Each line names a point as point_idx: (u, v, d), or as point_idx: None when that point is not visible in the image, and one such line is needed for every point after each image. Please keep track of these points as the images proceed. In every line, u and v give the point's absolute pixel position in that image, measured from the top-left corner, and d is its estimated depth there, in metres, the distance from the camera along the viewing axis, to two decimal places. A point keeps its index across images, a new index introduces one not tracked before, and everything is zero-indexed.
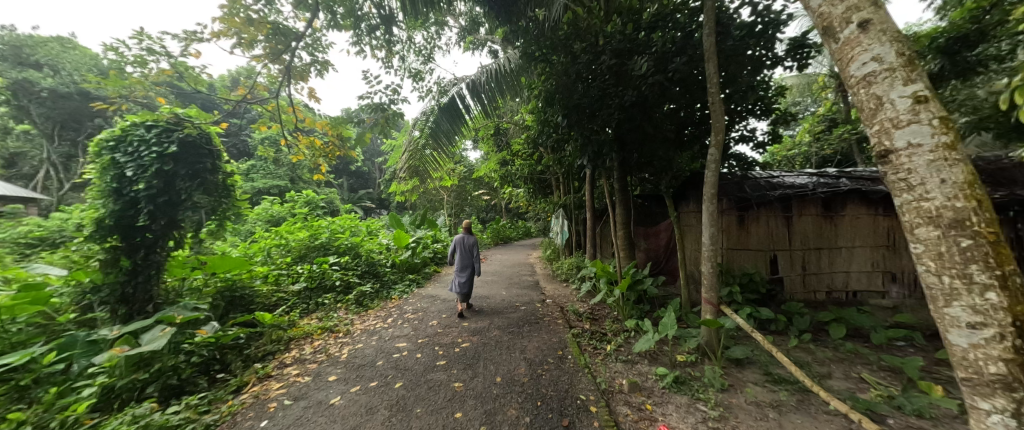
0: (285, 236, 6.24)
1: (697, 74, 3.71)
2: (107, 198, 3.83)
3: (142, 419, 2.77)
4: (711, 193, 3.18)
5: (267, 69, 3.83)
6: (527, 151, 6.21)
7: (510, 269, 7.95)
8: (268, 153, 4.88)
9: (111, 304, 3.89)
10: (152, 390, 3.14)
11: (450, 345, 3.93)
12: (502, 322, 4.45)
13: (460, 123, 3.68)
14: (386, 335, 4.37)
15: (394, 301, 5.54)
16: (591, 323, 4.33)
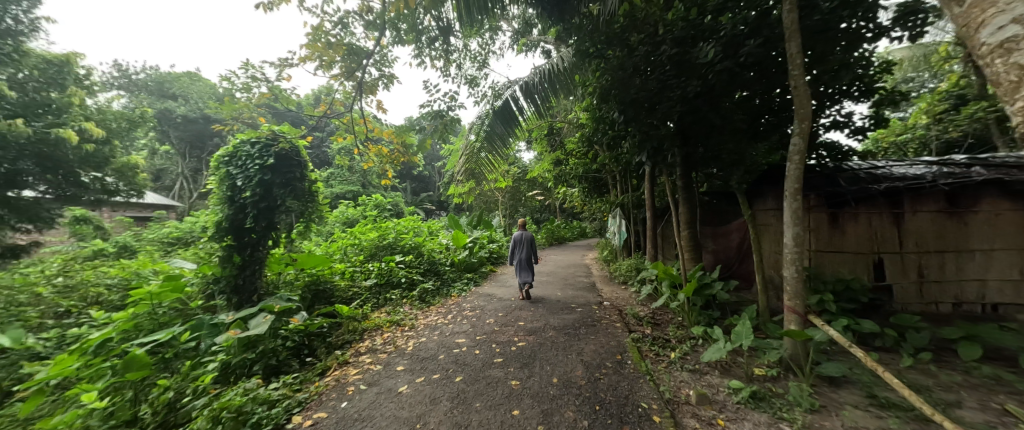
0: (358, 236, 6.76)
1: (776, 55, 3.39)
2: (224, 205, 4.54)
3: (251, 391, 3.17)
4: (795, 188, 2.90)
5: (343, 86, 4.09)
6: (582, 148, 6.10)
7: (566, 270, 7.87)
8: (344, 162, 5.20)
9: (227, 293, 4.58)
10: (257, 368, 3.63)
11: (507, 343, 3.95)
12: (558, 323, 4.41)
13: (514, 124, 3.68)
14: (447, 330, 4.49)
15: (453, 298, 5.70)
16: (652, 327, 4.14)
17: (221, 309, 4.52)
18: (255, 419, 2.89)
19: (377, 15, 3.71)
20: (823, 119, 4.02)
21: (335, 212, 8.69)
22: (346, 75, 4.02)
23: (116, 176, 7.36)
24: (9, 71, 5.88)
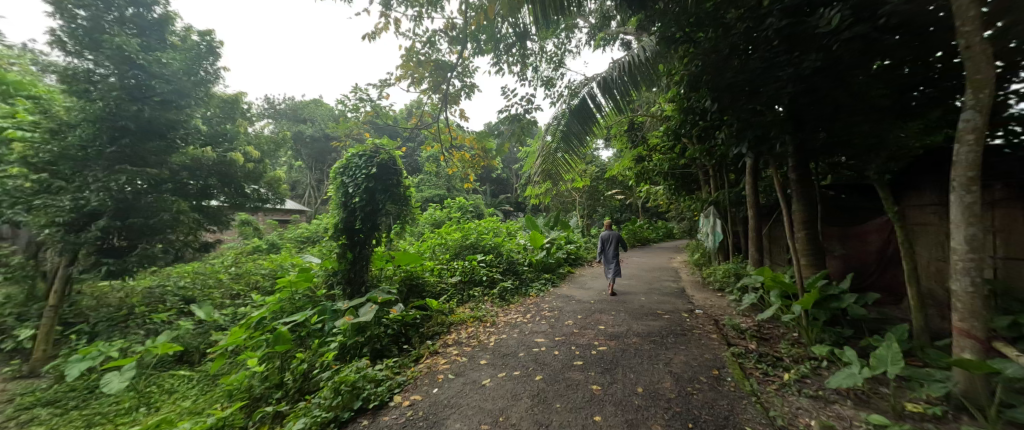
0: (445, 236, 7.12)
1: (935, 10, 2.63)
2: (339, 209, 5.17)
3: (362, 370, 3.62)
4: (969, 177, 2.37)
5: (431, 99, 4.35)
6: (668, 142, 5.73)
7: (650, 273, 7.46)
8: (433, 169, 5.47)
9: (342, 284, 5.17)
10: (365, 350, 4.09)
11: (587, 347, 3.84)
12: (642, 329, 4.17)
13: (592, 123, 3.56)
14: (526, 329, 4.51)
15: (532, 297, 5.72)
16: (759, 343, 3.70)
17: (338, 297, 5.10)
18: (365, 396, 3.28)
19: (460, 30, 4.09)
20: (1018, 84, 2.84)
21: (424, 214, 9.29)
22: (433, 89, 4.22)
23: (268, 188, 8.70)
24: (204, 111, 7.43)
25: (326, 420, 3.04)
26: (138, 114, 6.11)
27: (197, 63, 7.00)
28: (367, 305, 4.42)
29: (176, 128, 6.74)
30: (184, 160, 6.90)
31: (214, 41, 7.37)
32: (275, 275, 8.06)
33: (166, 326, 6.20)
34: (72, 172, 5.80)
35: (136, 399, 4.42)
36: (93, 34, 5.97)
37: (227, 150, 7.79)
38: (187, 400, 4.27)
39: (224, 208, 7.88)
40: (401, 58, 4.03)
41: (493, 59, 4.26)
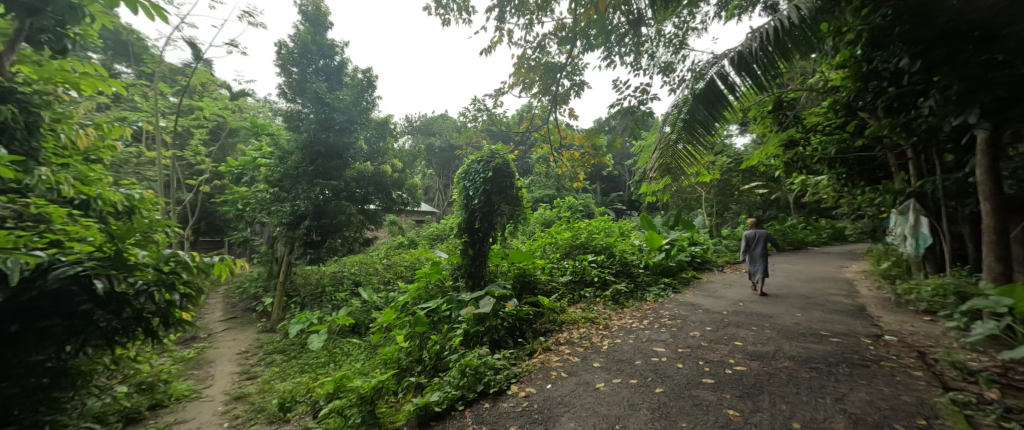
0: (555, 236, 7.09)
1: None
2: (462, 210, 5.57)
3: (483, 357, 3.91)
4: None
5: (541, 102, 4.37)
6: (836, 118, 4.68)
7: (806, 285, 6.25)
8: (543, 170, 5.44)
9: (464, 279, 5.55)
10: (485, 339, 4.32)
11: (720, 364, 3.37)
12: (795, 352, 3.48)
13: (722, 107, 2.68)
14: (644, 336, 4.18)
15: (649, 303, 5.30)
16: (999, 391, 2.66)
17: (461, 288, 5.48)
18: (486, 381, 3.58)
19: (570, 29, 4.03)
20: None
21: (535, 214, 9.40)
22: (544, 91, 4.18)
23: (407, 193, 10.95)
24: (366, 133, 10.37)
25: (454, 396, 3.43)
26: (326, 139, 9.27)
27: (361, 95, 10.00)
28: (486, 298, 4.67)
29: (347, 149, 9.73)
30: (353, 173, 9.71)
31: (371, 75, 10.38)
32: (413, 267, 8.90)
33: (343, 303, 8.49)
34: (290, 184, 9.04)
35: (328, 354, 6.37)
36: (302, 83, 9.42)
37: (380, 163, 10.43)
38: (359, 363, 5.53)
39: (379, 211, 10.54)
40: (513, 66, 4.14)
41: (604, 52, 4.04)
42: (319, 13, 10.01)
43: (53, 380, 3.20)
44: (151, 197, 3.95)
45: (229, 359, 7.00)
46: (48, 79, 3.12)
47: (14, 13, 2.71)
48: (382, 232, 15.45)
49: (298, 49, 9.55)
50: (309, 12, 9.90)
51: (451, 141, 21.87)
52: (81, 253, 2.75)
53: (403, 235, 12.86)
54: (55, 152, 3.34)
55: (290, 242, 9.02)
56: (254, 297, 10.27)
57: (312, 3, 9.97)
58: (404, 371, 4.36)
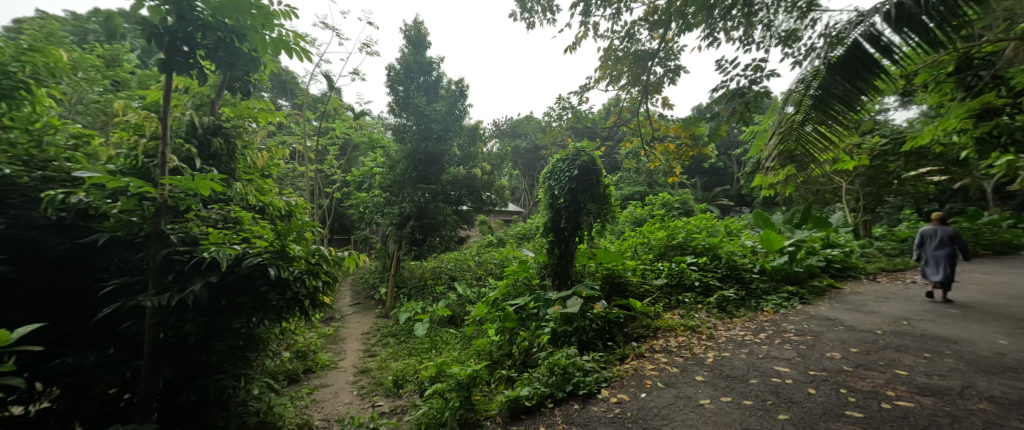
0: (648, 235, 6.61)
1: None
2: (548, 210, 5.52)
3: (570, 358, 3.82)
4: None
5: (630, 93, 4.05)
6: None
7: (1002, 301, 4.81)
8: (633, 166, 5.01)
9: (550, 278, 5.44)
10: (574, 339, 4.18)
11: (871, 395, 2.73)
12: (988, 390, 2.66)
13: (879, 76, 1.94)
14: (760, 352, 3.64)
15: (766, 314, 4.61)
16: None
17: (548, 288, 5.38)
18: (575, 381, 3.55)
19: (663, 11, 3.69)
20: None
21: (625, 211, 8.91)
22: (632, 83, 3.89)
23: (495, 194, 11.25)
24: (461, 142, 10.86)
25: (544, 393, 3.50)
26: (421, 147, 9.98)
27: (455, 105, 10.56)
28: (573, 297, 4.53)
29: (443, 155, 10.36)
30: (448, 177, 10.29)
31: (464, 84, 10.88)
32: (503, 265, 9.03)
33: (442, 296, 9.08)
34: (398, 189, 10.05)
35: (430, 341, 6.84)
36: (407, 100, 10.24)
37: (471, 167, 10.90)
38: (456, 352, 5.83)
39: (471, 211, 11.01)
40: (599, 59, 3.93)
41: (705, 32, 3.58)
42: (420, 35, 10.78)
43: (247, 342, 3.52)
44: (302, 203, 4.14)
45: (355, 339, 8.01)
46: (238, 116, 3.87)
47: (219, 69, 2.88)
48: (473, 230, 16.24)
49: (404, 70, 10.42)
50: (411, 36, 10.77)
51: (537, 142, 21.93)
52: (262, 247, 3.21)
53: (493, 234, 13.27)
54: (247, 169, 4.06)
55: (399, 240, 9.94)
56: (372, 286, 11.64)
57: (414, 27, 10.85)
58: (495, 364, 4.50)
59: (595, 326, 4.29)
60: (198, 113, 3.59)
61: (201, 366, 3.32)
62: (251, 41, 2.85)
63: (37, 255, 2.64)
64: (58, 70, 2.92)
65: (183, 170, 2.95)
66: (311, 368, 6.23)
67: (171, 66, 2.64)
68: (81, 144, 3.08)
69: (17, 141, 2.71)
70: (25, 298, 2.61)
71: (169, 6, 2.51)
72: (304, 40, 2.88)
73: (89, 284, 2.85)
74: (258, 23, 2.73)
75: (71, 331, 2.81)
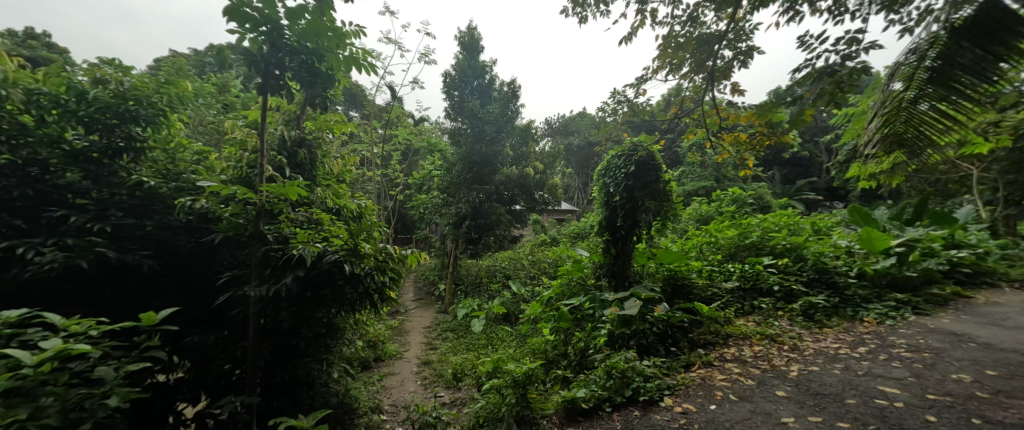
0: (715, 233, 5.82)
1: None
2: (602, 207, 5.32)
3: (628, 362, 3.59)
4: None
5: (693, 82, 3.69)
6: None
7: None
8: (697, 159, 4.60)
9: (606, 279, 5.20)
10: (632, 342, 3.97)
11: (1014, 426, 2.21)
12: None
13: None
14: (860, 368, 3.11)
15: (868, 325, 3.82)
16: None
17: (604, 288, 5.15)
18: (634, 386, 3.36)
19: None
20: None
21: (689, 209, 8.24)
22: (696, 70, 3.54)
23: (548, 193, 11.26)
24: (513, 142, 10.87)
25: (601, 396, 3.38)
26: (473, 149, 10.13)
27: (507, 106, 10.59)
28: (631, 299, 4.31)
29: (496, 156, 10.43)
30: (502, 178, 10.34)
31: (516, 85, 10.88)
32: (556, 264, 8.84)
33: (497, 294, 9.17)
34: (454, 190, 10.27)
35: (487, 337, 6.90)
36: (461, 104, 10.48)
37: (524, 166, 10.85)
38: (511, 349, 5.82)
39: (524, 211, 11.00)
40: (657, 48, 3.63)
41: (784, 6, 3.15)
42: (473, 40, 10.89)
43: (327, 331, 3.85)
44: (371, 206, 4.33)
45: (418, 332, 8.34)
46: (318, 129, 4.28)
47: (302, 87, 3.27)
48: (526, 230, 16.32)
49: (458, 75, 10.65)
50: (465, 41, 10.91)
51: (590, 139, 21.31)
52: (339, 245, 3.45)
53: (547, 233, 13.16)
54: (327, 175, 4.40)
55: (456, 239, 10.19)
56: (432, 283, 12.07)
57: (467, 33, 10.99)
58: (551, 363, 4.44)
59: (656, 331, 4.02)
60: (286, 128, 3.98)
61: (293, 349, 3.73)
62: (327, 60, 3.25)
63: (174, 253, 3.35)
64: (183, 96, 3.52)
65: (278, 179, 3.28)
66: (380, 357, 6.58)
67: (268, 88, 3.05)
68: (203, 158, 3.78)
69: (158, 159, 3.48)
70: (168, 286, 3.34)
71: (264, 36, 2.91)
72: (371, 55, 3.32)
73: (209, 276, 3.51)
74: (334, 44, 3.14)
75: (197, 314, 3.46)
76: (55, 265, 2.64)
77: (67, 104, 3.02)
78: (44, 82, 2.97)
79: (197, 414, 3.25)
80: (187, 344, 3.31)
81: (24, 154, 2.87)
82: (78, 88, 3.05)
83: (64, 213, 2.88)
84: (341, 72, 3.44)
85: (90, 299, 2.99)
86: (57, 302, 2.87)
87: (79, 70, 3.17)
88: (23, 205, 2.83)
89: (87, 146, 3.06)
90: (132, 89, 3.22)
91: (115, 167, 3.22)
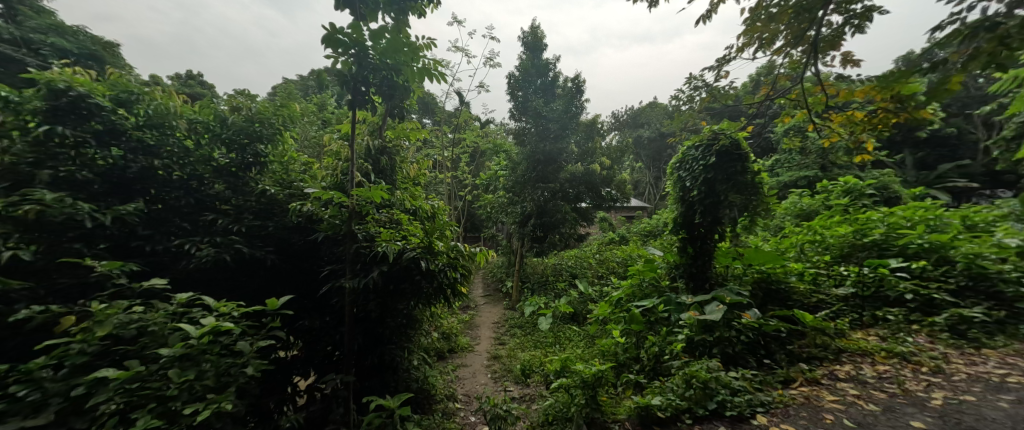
0: (821, 230, 4.82)
1: None
2: (678, 203, 4.91)
3: (713, 372, 3.23)
4: None
5: (790, 57, 3.20)
6: None
7: None
8: (794, 145, 4.05)
9: (684, 279, 4.77)
10: (715, 351, 3.58)
11: None
12: None
13: None
14: None
15: None
16: None
17: (681, 291, 4.73)
18: (720, 399, 2.99)
19: None
20: None
21: (785, 203, 6.63)
22: (794, 43, 3.07)
23: (616, 189, 10.75)
24: (577, 139, 10.55)
25: (680, 407, 3.06)
26: (537, 148, 10.02)
27: (572, 102, 10.34)
28: (713, 303, 3.82)
29: (561, 154, 10.23)
30: (567, 175, 10.11)
31: (580, 80, 10.56)
32: (626, 264, 8.36)
33: (563, 292, 9.04)
34: (519, 189, 10.27)
35: (554, 336, 6.75)
36: (526, 104, 10.42)
37: (589, 163, 10.52)
38: (580, 349, 5.64)
39: (590, 208, 10.68)
40: (743, 24, 3.19)
41: None
42: (536, 38, 10.78)
43: (408, 321, 4.00)
44: (443, 206, 4.40)
45: (488, 327, 8.47)
46: (397, 137, 4.43)
47: (383, 101, 3.47)
48: (593, 229, 15.85)
49: (522, 75, 10.61)
50: (528, 41, 10.83)
51: (661, 130, 19.88)
52: (416, 243, 3.54)
53: (614, 230, 12.67)
54: (404, 178, 4.56)
55: (522, 237, 10.20)
56: (499, 280, 12.21)
57: (531, 33, 10.89)
58: (622, 367, 4.23)
59: (745, 339, 3.58)
60: (370, 138, 4.27)
61: (381, 337, 3.93)
62: (404, 74, 3.39)
63: (290, 248, 3.83)
64: (292, 116, 4.06)
65: (364, 183, 3.54)
66: (453, 349, 6.75)
67: (355, 103, 3.29)
68: (308, 169, 4.29)
69: (276, 171, 4.02)
70: (286, 276, 3.84)
71: (353, 58, 3.13)
72: (442, 64, 3.38)
73: (315, 268, 3.92)
74: (409, 58, 3.28)
75: (306, 301, 3.90)
76: (208, 258, 3.21)
77: (214, 129, 3.72)
78: (199, 112, 3.70)
79: (309, 386, 3.67)
80: (300, 327, 3.74)
81: (189, 171, 3.59)
82: (220, 116, 3.74)
83: (214, 217, 3.50)
84: (416, 84, 3.57)
85: (232, 286, 3.58)
86: (210, 288, 3.47)
87: (221, 101, 3.88)
88: (189, 210, 3.50)
89: (228, 162, 3.74)
90: (258, 113, 3.84)
91: (246, 179, 3.81)
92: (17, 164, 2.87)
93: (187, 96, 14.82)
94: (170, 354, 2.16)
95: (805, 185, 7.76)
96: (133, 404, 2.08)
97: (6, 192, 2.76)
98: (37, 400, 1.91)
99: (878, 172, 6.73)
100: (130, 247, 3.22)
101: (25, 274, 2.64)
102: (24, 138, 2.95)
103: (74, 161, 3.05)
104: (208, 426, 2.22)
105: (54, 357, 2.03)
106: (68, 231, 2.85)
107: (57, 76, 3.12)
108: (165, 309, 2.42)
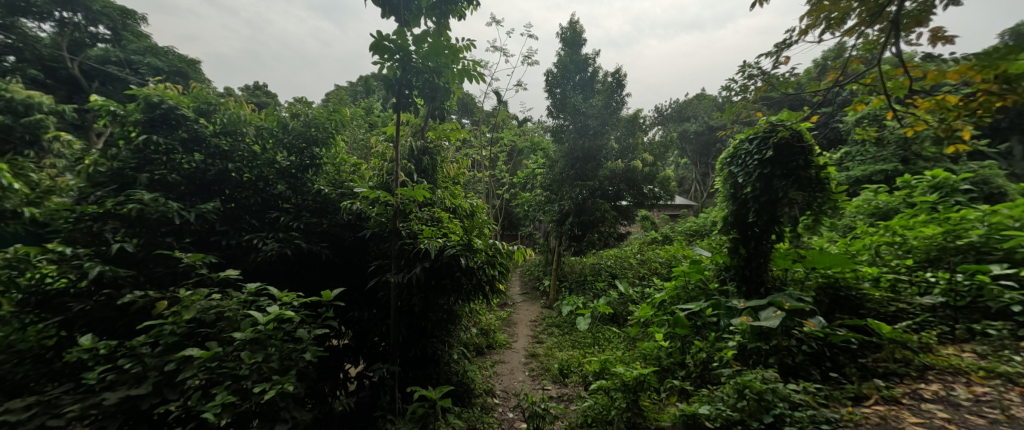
0: (901, 231, 4.35)
1: None
2: (728, 201, 4.62)
3: (770, 383, 2.93)
4: None
5: (865, 38, 2.87)
6: None
7: None
8: (869, 135, 3.65)
9: (736, 281, 4.47)
10: (772, 361, 3.30)
11: None
12: None
13: None
14: None
15: None
16: None
17: (732, 295, 4.44)
18: (778, 413, 2.68)
19: None
20: None
21: (854, 200, 6.06)
22: (870, 22, 2.74)
23: (659, 187, 10.31)
24: (616, 134, 10.18)
25: (731, 418, 2.79)
26: (574, 145, 9.84)
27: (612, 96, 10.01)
28: (770, 308, 3.43)
29: (600, 150, 9.99)
30: (607, 173, 9.79)
31: (620, 74, 10.18)
32: (669, 264, 7.90)
33: (603, 292, 8.84)
34: (558, 187, 10.14)
35: (593, 336, 6.59)
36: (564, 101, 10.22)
37: (630, 159, 10.09)
38: (620, 351, 5.46)
39: (631, 206, 10.33)
40: (807, 3, 2.85)
41: None
42: (575, 34, 10.55)
43: (449, 316, 4.01)
44: (482, 204, 4.36)
45: (525, 324, 8.40)
46: (437, 138, 4.47)
47: (425, 102, 3.46)
48: (636, 227, 15.29)
49: (560, 72, 10.40)
50: (567, 36, 10.65)
51: (710, 123, 18.80)
52: (457, 240, 3.52)
53: (656, 230, 12.18)
54: (445, 177, 4.59)
55: (560, 236, 10.08)
56: (536, 278, 12.12)
57: (569, 28, 10.67)
58: (666, 372, 4.04)
59: (807, 349, 3.29)
60: (413, 139, 4.42)
61: (423, 332, 3.96)
62: (445, 76, 3.36)
63: (342, 244, 3.95)
64: (344, 120, 4.08)
65: (409, 182, 3.60)
66: (491, 345, 6.75)
67: (400, 106, 3.35)
68: (358, 169, 4.34)
69: (330, 172, 4.09)
70: (340, 271, 3.98)
71: (398, 63, 3.17)
72: (482, 64, 3.33)
73: (363, 265, 4.01)
74: (450, 60, 3.24)
75: (356, 294, 4.00)
76: (273, 252, 3.35)
77: (278, 134, 3.89)
78: (264, 120, 3.89)
79: (359, 373, 3.80)
80: (351, 318, 3.85)
81: (257, 173, 3.75)
82: (283, 122, 3.88)
83: (278, 215, 3.67)
84: (456, 84, 3.53)
85: (293, 278, 3.76)
86: (274, 279, 3.64)
87: (283, 109, 4.04)
88: (256, 208, 3.70)
89: (289, 164, 3.87)
90: (315, 118, 3.95)
91: (304, 179, 3.92)
92: (124, 169, 3.27)
93: (255, 105, 16.22)
94: (243, 338, 2.26)
95: (881, 180, 7.00)
96: (213, 380, 2.21)
97: (116, 193, 3.20)
98: (139, 372, 2.16)
99: (975, 166, 5.90)
100: (209, 241, 3.46)
101: (130, 264, 3.02)
102: (128, 147, 3.35)
103: (166, 165, 3.36)
104: (274, 405, 2.29)
105: (151, 335, 2.26)
106: (162, 227, 3.18)
107: (153, 90, 3.47)
108: (239, 297, 2.55)
